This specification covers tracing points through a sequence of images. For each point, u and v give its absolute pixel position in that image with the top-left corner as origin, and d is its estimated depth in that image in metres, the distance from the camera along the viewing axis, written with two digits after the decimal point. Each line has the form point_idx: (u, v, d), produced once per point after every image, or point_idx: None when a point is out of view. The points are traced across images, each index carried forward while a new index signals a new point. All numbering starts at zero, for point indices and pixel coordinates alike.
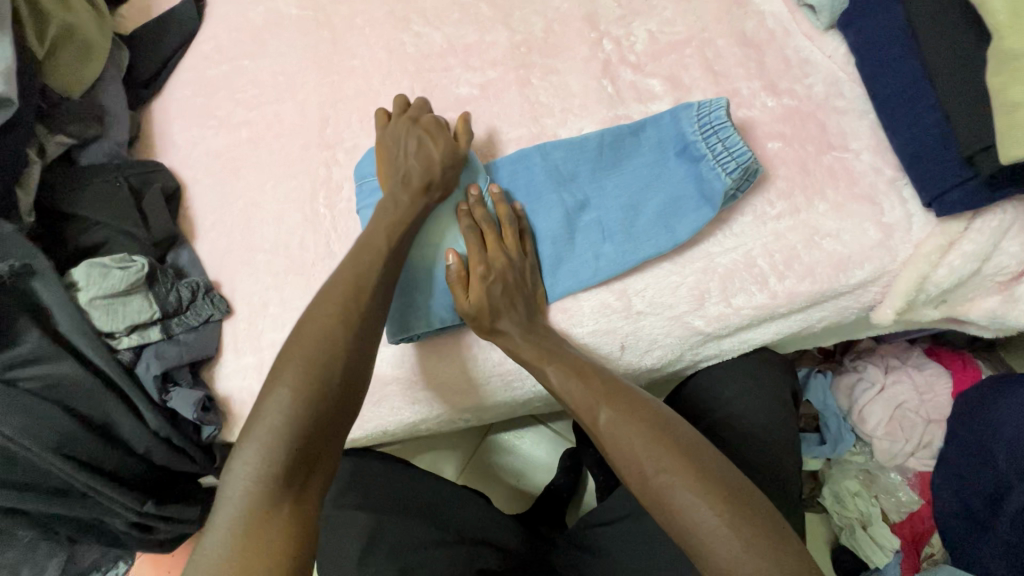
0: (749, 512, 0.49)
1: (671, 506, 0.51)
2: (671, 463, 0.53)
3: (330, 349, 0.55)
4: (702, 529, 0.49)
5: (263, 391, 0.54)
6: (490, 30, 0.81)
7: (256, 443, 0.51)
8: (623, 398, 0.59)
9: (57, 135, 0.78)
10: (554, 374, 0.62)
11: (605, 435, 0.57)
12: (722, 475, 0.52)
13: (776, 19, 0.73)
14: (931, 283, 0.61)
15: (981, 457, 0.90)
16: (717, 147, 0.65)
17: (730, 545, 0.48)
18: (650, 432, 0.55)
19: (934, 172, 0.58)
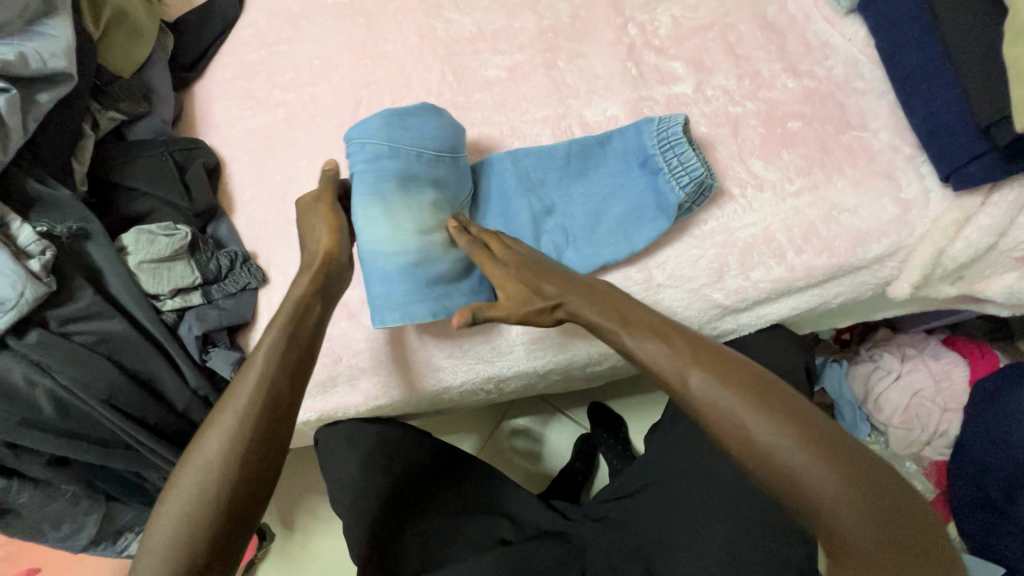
0: (867, 474, 0.47)
1: (791, 476, 0.48)
2: (772, 431, 0.49)
3: (237, 436, 0.52)
4: (823, 498, 0.47)
5: (171, 482, 0.52)
6: (518, 16, 0.85)
7: (168, 516, 0.51)
8: (710, 359, 0.53)
9: (109, 111, 0.83)
10: (645, 340, 0.56)
11: (693, 404, 0.52)
12: (829, 438, 0.49)
13: (798, 4, 0.75)
14: (948, 258, 0.63)
15: (993, 443, 0.91)
16: (673, 161, 0.68)
17: (851, 511, 0.46)
18: (752, 396, 0.51)
19: (951, 147, 0.60)
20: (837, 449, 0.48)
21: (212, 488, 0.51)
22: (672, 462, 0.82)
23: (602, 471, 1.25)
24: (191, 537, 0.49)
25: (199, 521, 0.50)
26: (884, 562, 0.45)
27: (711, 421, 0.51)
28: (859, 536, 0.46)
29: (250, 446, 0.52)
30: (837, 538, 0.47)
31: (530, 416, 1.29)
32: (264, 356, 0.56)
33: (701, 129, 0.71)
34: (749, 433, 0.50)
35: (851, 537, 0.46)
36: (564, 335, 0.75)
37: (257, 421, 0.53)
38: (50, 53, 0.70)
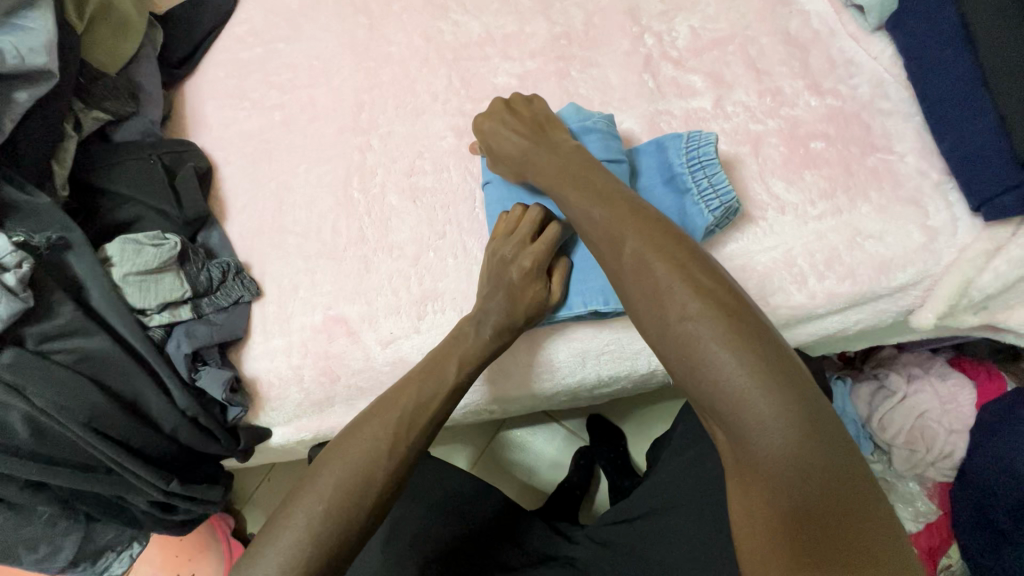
0: (787, 378, 0.43)
1: (695, 354, 0.45)
2: (694, 301, 0.46)
3: (395, 443, 0.57)
4: (723, 377, 0.44)
5: (315, 476, 0.55)
6: (530, 21, 0.81)
7: (326, 473, 0.55)
8: (661, 236, 0.50)
9: (94, 111, 0.78)
10: (594, 214, 0.54)
11: (627, 271, 0.50)
12: (760, 333, 0.44)
13: (821, 19, 0.72)
14: (975, 289, 0.61)
15: (1000, 467, 0.90)
16: (703, 182, 0.63)
17: (752, 405, 0.42)
18: (681, 273, 0.48)
19: (985, 176, 0.57)
20: (760, 343, 0.44)
21: (362, 491, 0.54)
22: (682, 486, 0.79)
23: (601, 484, 1.22)
24: (333, 532, 0.52)
25: (342, 517, 0.52)
26: (791, 462, 0.41)
27: (633, 289, 0.50)
28: (752, 428, 0.42)
29: (398, 456, 0.56)
30: (732, 424, 0.43)
31: (528, 428, 1.26)
32: (438, 379, 0.61)
33: (720, 147, 0.69)
34: (668, 308, 0.47)
35: (743, 428, 0.42)
36: (575, 362, 0.72)
37: (405, 432, 0.58)
38: (29, 48, 0.65)
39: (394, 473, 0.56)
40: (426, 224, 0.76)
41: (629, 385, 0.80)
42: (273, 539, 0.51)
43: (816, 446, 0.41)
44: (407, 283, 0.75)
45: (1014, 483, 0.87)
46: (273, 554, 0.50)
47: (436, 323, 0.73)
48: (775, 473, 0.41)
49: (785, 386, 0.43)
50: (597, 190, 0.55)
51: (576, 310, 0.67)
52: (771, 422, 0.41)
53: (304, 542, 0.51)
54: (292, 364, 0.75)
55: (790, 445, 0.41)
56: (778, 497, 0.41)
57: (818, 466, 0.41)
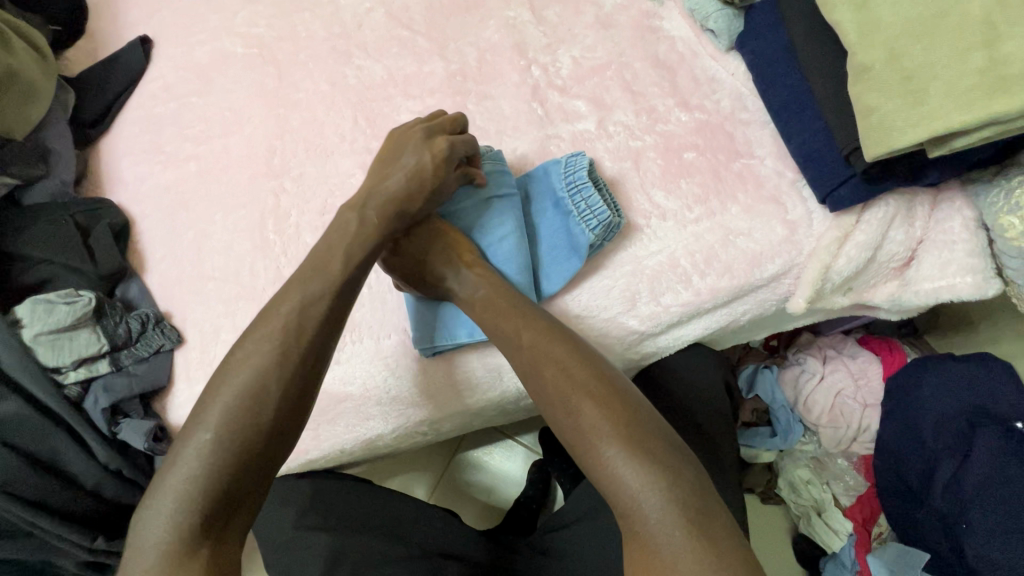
0: (671, 467, 0.52)
1: (590, 441, 0.55)
2: (596, 407, 0.56)
3: (281, 349, 0.57)
4: (620, 471, 0.52)
5: (202, 401, 0.55)
6: (427, 61, 0.86)
7: (226, 394, 0.55)
8: (568, 350, 0.60)
9: (1, 176, 0.79)
10: (511, 328, 0.63)
11: (531, 374, 0.60)
12: (648, 433, 0.55)
13: (685, 43, 0.80)
14: (834, 273, 0.67)
15: (906, 433, 0.94)
16: (581, 205, 0.69)
17: (641, 493, 0.51)
18: (573, 371, 0.59)
19: (824, 173, 0.65)
20: (636, 428, 0.55)
21: (247, 410, 0.54)
22: None
23: (556, 495, 1.24)
24: (226, 453, 0.52)
25: (232, 439, 0.53)
26: (669, 536, 0.49)
27: (538, 389, 0.59)
28: (647, 512, 0.51)
29: (283, 363, 0.56)
30: (627, 510, 0.52)
31: (484, 448, 1.28)
32: (322, 275, 0.61)
33: (604, 164, 0.75)
34: (566, 403, 0.57)
35: (637, 511, 0.51)
36: (492, 376, 0.76)
37: (300, 332, 0.58)
38: None
39: (283, 382, 0.56)
40: None
41: None
42: (164, 476, 0.52)
43: (693, 523, 0.50)
44: None
45: (919, 447, 0.92)
46: (171, 482, 0.51)
47: (355, 352, 0.75)
48: (666, 548, 0.49)
49: (660, 467, 0.52)
50: (498, 308, 0.64)
51: (478, 336, 0.71)
52: (651, 500, 0.51)
53: (197, 464, 0.51)
54: None
55: (667, 521, 0.50)
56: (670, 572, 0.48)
57: (696, 544, 0.49)
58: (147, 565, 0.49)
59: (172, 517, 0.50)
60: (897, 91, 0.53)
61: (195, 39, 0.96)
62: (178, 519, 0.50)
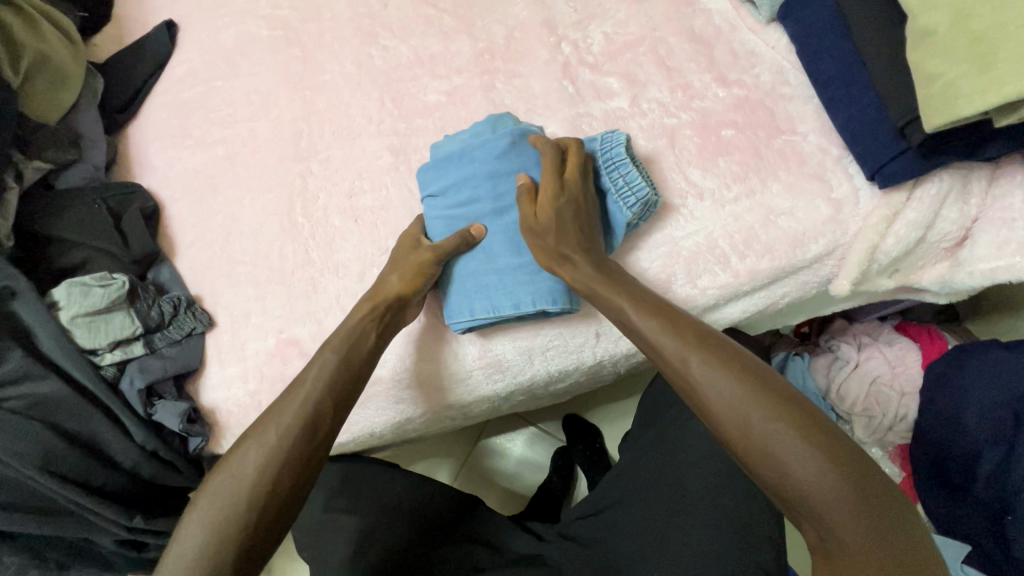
0: (852, 467, 0.48)
1: (780, 460, 0.49)
2: (792, 427, 0.50)
3: (320, 388, 0.61)
4: (797, 475, 0.48)
5: (235, 449, 0.59)
6: (454, 40, 0.85)
7: (264, 434, 0.59)
8: (709, 344, 0.56)
9: (35, 160, 0.80)
10: (668, 333, 0.57)
11: (691, 386, 0.55)
12: (840, 441, 0.50)
13: (722, 16, 0.77)
14: (881, 253, 0.65)
15: (946, 425, 0.91)
16: (618, 182, 0.67)
17: (846, 512, 0.47)
18: (739, 378, 0.53)
19: (873, 148, 0.62)
20: (827, 436, 0.50)
21: (267, 468, 0.57)
22: (641, 469, 0.80)
23: (580, 483, 1.24)
24: (244, 509, 0.55)
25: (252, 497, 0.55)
26: (883, 552, 0.45)
27: (705, 403, 0.53)
28: (836, 517, 0.47)
29: (301, 428, 0.59)
30: (833, 531, 0.47)
31: (507, 434, 1.27)
32: (358, 316, 0.66)
33: (639, 143, 0.73)
34: (745, 414, 0.51)
35: (824, 516, 0.48)
36: (522, 359, 0.75)
37: (323, 409, 0.61)
38: None
39: (296, 443, 0.58)
40: (370, 241, 0.79)
41: (582, 378, 0.82)
42: (192, 513, 0.56)
43: (890, 529, 0.46)
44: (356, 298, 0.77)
45: (962, 439, 0.89)
46: (206, 507, 0.56)
47: None
48: (867, 559, 0.45)
49: (858, 477, 0.48)
50: (643, 303, 0.60)
51: (524, 309, 0.67)
52: (853, 515, 0.46)
53: (214, 520, 0.54)
54: (250, 391, 0.76)
55: (868, 538, 0.46)
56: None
57: (891, 553, 0.45)
58: None
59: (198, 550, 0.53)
60: (961, 56, 0.51)
61: (221, 22, 0.96)
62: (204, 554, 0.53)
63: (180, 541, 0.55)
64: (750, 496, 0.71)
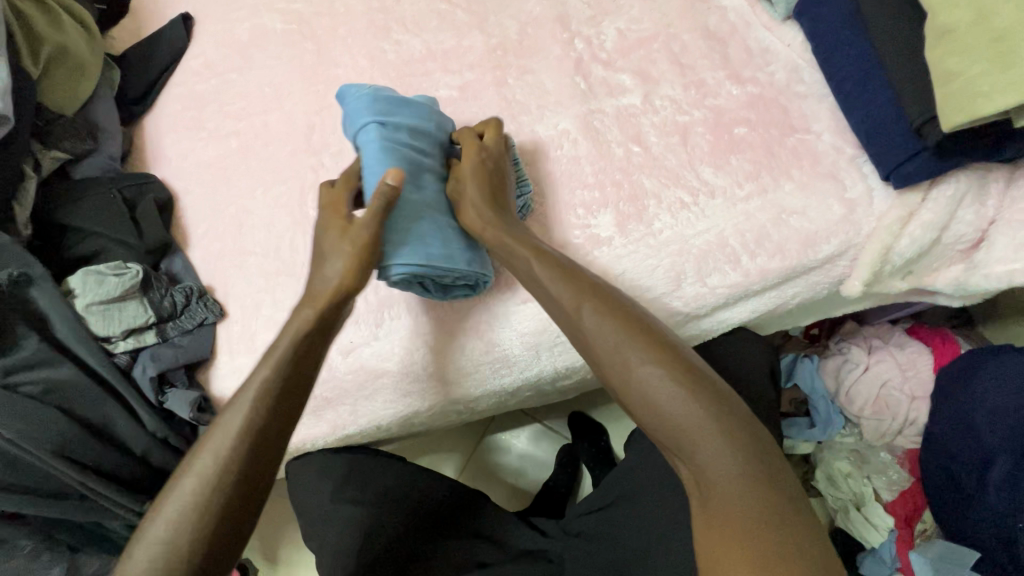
0: (726, 411, 0.51)
1: (653, 399, 0.53)
2: (668, 369, 0.53)
3: (261, 394, 0.57)
4: (677, 417, 0.51)
5: (190, 456, 0.55)
6: (467, 35, 0.85)
7: (214, 445, 0.55)
8: (604, 296, 0.59)
9: (53, 150, 0.82)
10: (561, 288, 0.60)
11: (584, 334, 0.58)
12: (707, 388, 0.53)
13: (737, 13, 0.76)
14: (894, 254, 0.64)
15: (960, 430, 0.90)
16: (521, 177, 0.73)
17: (719, 453, 0.49)
18: (623, 325, 0.56)
19: (890, 148, 0.61)
20: (698, 380, 0.53)
21: (229, 461, 0.54)
22: (646, 468, 0.80)
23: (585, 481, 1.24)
24: (206, 508, 0.52)
25: (212, 488, 0.52)
26: (754, 497, 0.47)
27: (598, 349, 0.57)
28: (709, 456, 0.49)
29: (262, 417, 0.56)
30: (709, 478, 0.49)
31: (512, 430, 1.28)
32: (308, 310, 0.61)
33: (650, 140, 0.72)
34: (627, 357, 0.55)
35: (698, 455, 0.50)
36: (530, 354, 0.75)
37: (282, 396, 0.58)
38: None
39: (254, 436, 0.55)
40: None
41: (588, 375, 0.82)
42: (140, 539, 0.52)
43: (734, 468, 0.49)
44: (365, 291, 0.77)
45: (974, 444, 0.88)
46: (152, 532, 0.51)
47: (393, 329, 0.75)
48: (732, 496, 0.48)
49: (728, 421, 0.51)
50: (552, 265, 0.62)
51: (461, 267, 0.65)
52: (733, 460, 0.49)
53: (164, 558, 0.50)
54: None
55: (745, 486, 0.48)
56: (721, 521, 0.47)
57: (763, 491, 0.48)
58: None
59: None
60: (981, 54, 0.50)
61: (236, 16, 0.97)
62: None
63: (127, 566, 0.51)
64: None
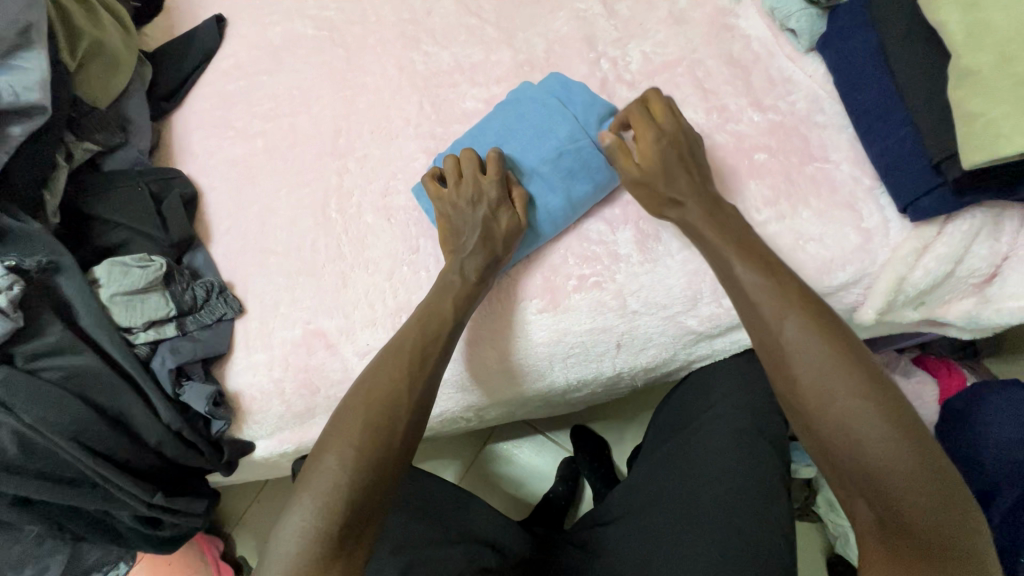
0: (932, 457, 0.52)
1: (856, 434, 0.54)
2: (881, 406, 0.53)
3: (400, 364, 0.64)
4: (891, 461, 0.52)
5: (321, 447, 0.59)
6: (495, 50, 0.87)
7: (359, 407, 0.61)
8: (816, 313, 0.58)
9: (85, 142, 0.83)
10: (763, 295, 0.60)
11: (778, 345, 0.58)
12: (921, 431, 0.53)
13: (761, 42, 0.78)
14: (909, 285, 0.65)
15: (965, 463, 0.89)
16: (582, 166, 0.72)
17: (919, 505, 0.51)
18: (833, 348, 0.56)
19: (907, 182, 0.63)
20: (906, 419, 0.53)
21: (364, 447, 0.58)
22: (652, 482, 0.81)
23: (585, 493, 1.24)
24: (346, 498, 0.56)
25: (362, 473, 0.57)
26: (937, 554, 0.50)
27: (795, 365, 0.57)
28: (898, 499, 0.51)
29: (385, 404, 0.61)
30: (908, 526, 0.51)
31: (514, 441, 1.28)
32: (450, 296, 0.68)
33: None
34: (834, 382, 0.55)
35: (885, 495, 0.52)
36: (544, 364, 0.76)
37: (398, 382, 0.63)
38: (24, 86, 0.70)
39: (378, 421, 0.60)
40: (401, 240, 0.80)
41: (598, 388, 0.83)
42: (294, 500, 0.57)
43: (947, 515, 0.51)
44: (383, 294, 0.78)
45: (978, 476, 0.87)
46: (314, 487, 0.56)
47: None
48: (917, 536, 0.51)
49: (944, 478, 0.52)
50: (762, 261, 0.61)
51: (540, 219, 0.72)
52: (939, 513, 0.51)
53: (326, 506, 0.55)
54: (274, 378, 0.78)
55: (949, 534, 0.50)
56: (930, 554, 0.50)
57: (952, 547, 0.50)
58: (284, 559, 0.54)
59: (309, 530, 0.54)
60: (1004, 96, 0.52)
61: (268, 20, 0.99)
62: (318, 533, 0.54)
63: (286, 520, 0.56)
64: (760, 515, 0.71)
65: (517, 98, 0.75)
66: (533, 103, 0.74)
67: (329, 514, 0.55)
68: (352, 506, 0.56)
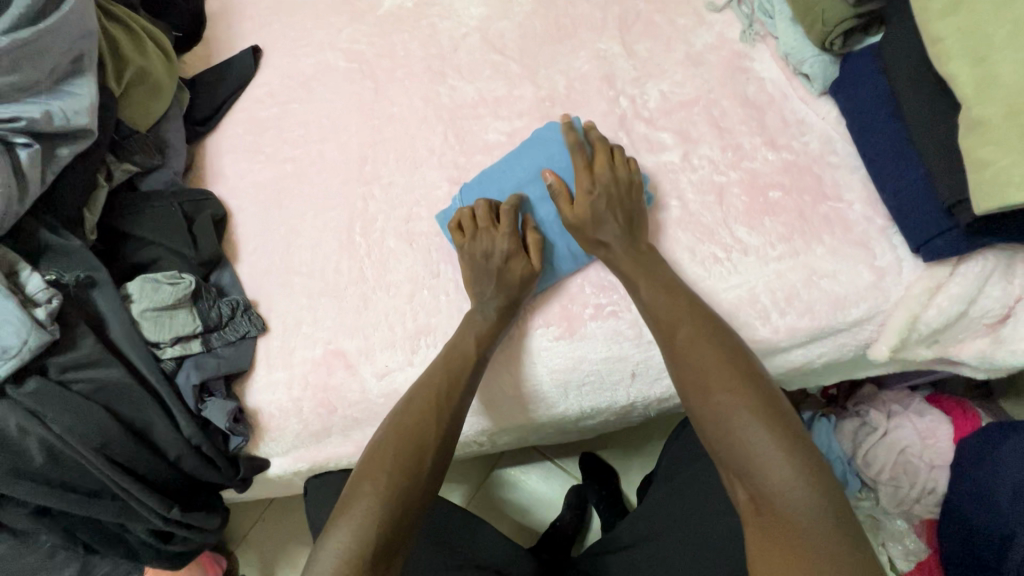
0: (796, 442, 0.56)
1: (727, 422, 0.58)
2: (747, 400, 0.58)
3: (428, 395, 0.66)
4: (756, 443, 0.56)
5: (356, 481, 0.61)
6: (518, 85, 0.91)
7: (391, 437, 0.63)
8: (705, 324, 0.65)
9: (124, 163, 0.87)
10: (660, 303, 0.67)
11: (672, 348, 0.64)
12: (788, 423, 0.57)
13: (775, 84, 0.82)
14: (922, 323, 0.67)
15: (982, 503, 0.88)
16: None
17: (789, 484, 0.53)
18: (715, 353, 0.62)
19: (920, 223, 0.65)
20: (774, 412, 0.58)
21: (397, 477, 0.60)
22: (665, 513, 0.80)
23: (593, 522, 1.23)
24: (381, 526, 0.57)
25: (394, 502, 0.59)
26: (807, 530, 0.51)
27: (683, 366, 0.63)
28: (768, 478, 0.54)
29: (414, 437, 0.63)
30: (774, 503, 0.53)
31: (522, 466, 1.27)
32: (474, 328, 0.71)
33: (685, 197, 0.76)
34: (710, 380, 0.60)
35: (756, 475, 0.55)
36: (558, 390, 0.76)
37: (427, 413, 0.65)
38: (74, 111, 0.74)
39: (409, 451, 0.62)
40: (421, 265, 0.83)
41: (611, 417, 0.84)
42: (329, 529, 0.58)
43: (816, 494, 0.53)
44: (402, 317, 0.80)
45: (998, 519, 0.86)
46: (349, 517, 0.58)
47: (428, 356, 0.78)
48: (789, 516, 0.52)
49: (811, 462, 0.55)
50: (666, 283, 0.68)
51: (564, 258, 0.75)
52: (806, 492, 0.53)
53: (361, 535, 0.56)
54: (293, 396, 0.80)
55: (814, 514, 0.52)
56: (802, 544, 0.51)
57: (823, 523, 0.51)
58: None
59: (345, 559, 0.55)
60: (1013, 146, 0.54)
61: (301, 52, 1.04)
62: (354, 562, 0.55)
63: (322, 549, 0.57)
64: None
65: (543, 134, 0.78)
66: (561, 142, 0.76)
67: (365, 542, 0.56)
68: (386, 534, 0.57)
